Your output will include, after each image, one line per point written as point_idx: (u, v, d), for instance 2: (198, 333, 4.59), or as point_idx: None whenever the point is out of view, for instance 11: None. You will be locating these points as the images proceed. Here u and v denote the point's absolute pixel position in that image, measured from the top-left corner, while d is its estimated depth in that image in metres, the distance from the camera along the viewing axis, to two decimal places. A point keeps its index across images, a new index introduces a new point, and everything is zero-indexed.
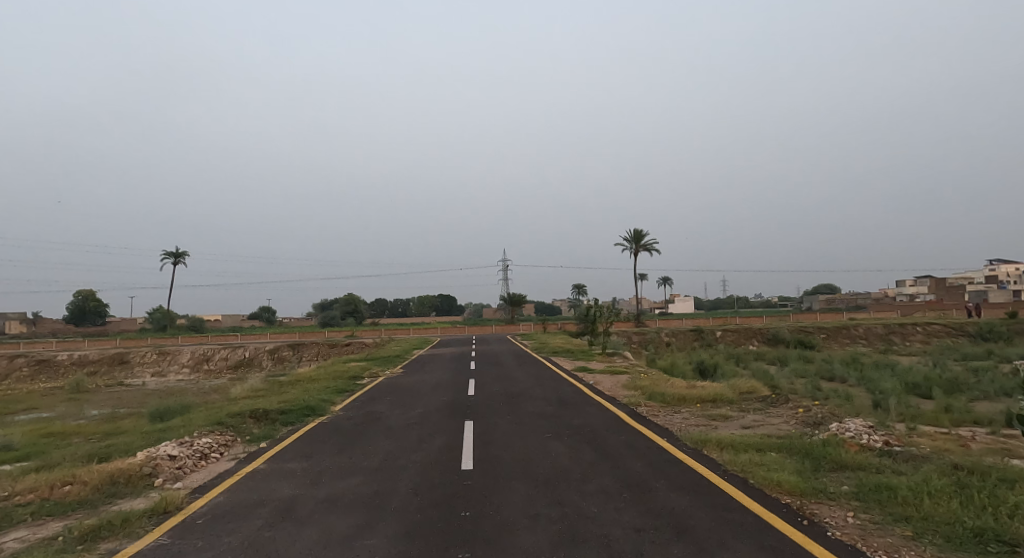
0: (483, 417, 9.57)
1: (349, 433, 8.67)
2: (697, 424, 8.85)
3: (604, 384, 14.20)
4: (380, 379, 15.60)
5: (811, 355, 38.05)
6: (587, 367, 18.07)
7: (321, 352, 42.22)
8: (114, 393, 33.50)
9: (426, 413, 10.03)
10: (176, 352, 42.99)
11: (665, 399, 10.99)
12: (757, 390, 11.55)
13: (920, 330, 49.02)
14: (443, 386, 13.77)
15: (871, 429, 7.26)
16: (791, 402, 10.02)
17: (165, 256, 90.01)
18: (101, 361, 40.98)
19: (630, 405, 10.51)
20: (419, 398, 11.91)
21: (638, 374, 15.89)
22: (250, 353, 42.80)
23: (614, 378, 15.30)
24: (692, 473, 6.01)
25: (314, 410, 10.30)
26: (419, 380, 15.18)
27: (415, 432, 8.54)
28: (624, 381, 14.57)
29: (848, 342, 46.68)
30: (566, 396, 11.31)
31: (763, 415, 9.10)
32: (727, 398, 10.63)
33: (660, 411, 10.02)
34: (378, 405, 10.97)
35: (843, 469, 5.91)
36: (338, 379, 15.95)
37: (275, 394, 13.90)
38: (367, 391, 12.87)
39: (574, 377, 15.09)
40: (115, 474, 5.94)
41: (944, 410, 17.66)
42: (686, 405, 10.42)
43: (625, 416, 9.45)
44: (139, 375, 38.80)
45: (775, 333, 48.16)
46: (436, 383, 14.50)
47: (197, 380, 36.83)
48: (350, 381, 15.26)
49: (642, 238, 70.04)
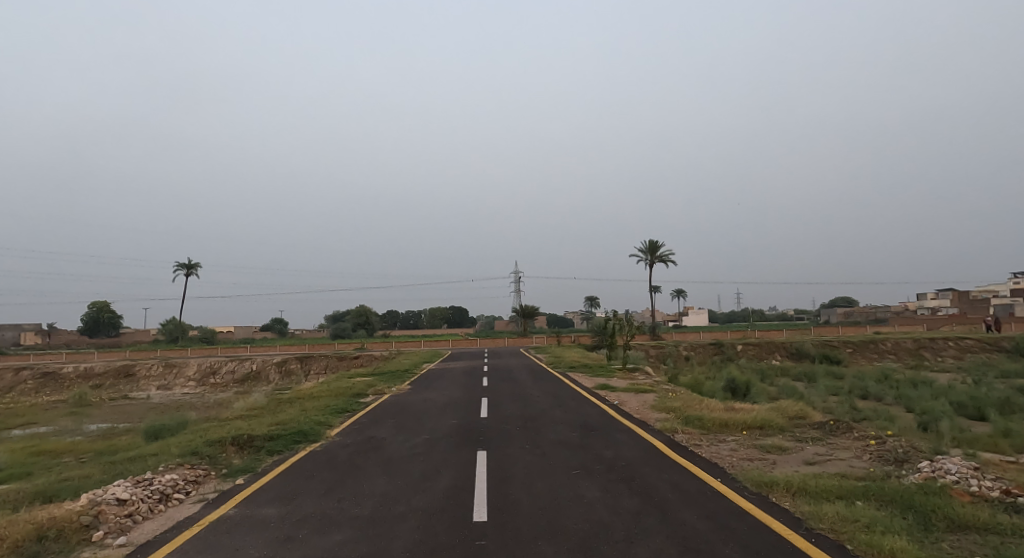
0: (498, 447, 8.33)
1: (342, 465, 7.48)
2: (749, 457, 7.50)
3: (630, 406, 12.87)
4: (385, 397, 14.40)
5: (839, 371, 36.19)
6: (608, 385, 16.73)
7: (330, 366, 41.25)
8: (117, 406, 32.74)
9: (432, 441, 8.81)
10: (183, 365, 42.27)
11: (704, 424, 9.64)
12: (807, 415, 10.15)
13: (952, 345, 46.73)
14: (453, 407, 12.55)
15: (977, 473, 5.87)
16: (855, 431, 8.61)
17: (177, 268, 90.19)
18: (107, 374, 40.33)
19: (665, 433, 9.18)
20: (426, 421, 10.69)
21: (665, 393, 14.54)
22: (257, 366, 41.97)
23: (641, 398, 14.01)
24: (764, 532, 4.71)
25: (306, 436, 9.11)
26: (427, 399, 13.97)
27: (419, 466, 7.31)
28: (652, 402, 13.22)
29: (876, 357, 44.58)
30: (591, 421, 10.03)
31: (827, 448, 7.73)
32: (777, 425, 9.24)
33: (701, 440, 8.67)
34: (380, 429, 9.77)
35: (967, 531, 4.52)
36: (339, 397, 14.79)
37: (269, 414, 12.74)
38: (370, 412, 11.68)
39: (596, 397, 13.77)
40: (44, 526, 4.82)
41: (1002, 434, 16.01)
42: (730, 433, 9.06)
43: (663, 447, 8.13)
44: (144, 388, 38.06)
45: (799, 347, 46.18)
46: (447, 403, 13.28)
47: (202, 394, 35.95)
48: (351, 400, 14.07)
49: (657, 249, 68.54)
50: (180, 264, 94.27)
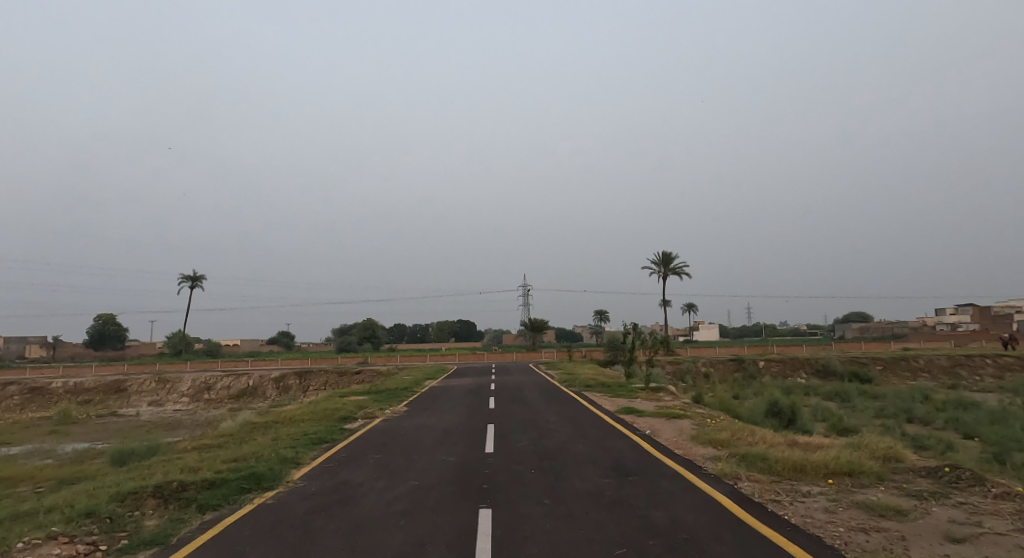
0: (506, 502, 6.18)
1: (292, 532, 5.38)
2: (861, 525, 5.28)
3: (666, 437, 10.69)
4: (375, 423, 12.29)
5: (874, 391, 33.66)
6: (634, 408, 14.49)
7: (330, 382, 39.23)
8: (103, 424, 30.93)
9: (422, 490, 6.70)
10: (177, 380, 40.41)
11: (773, 468, 7.41)
12: (903, 457, 7.91)
13: (990, 362, 43.99)
14: (453, 436, 10.47)
15: None
16: (988, 484, 6.36)
17: (183, 280, 89.53)
18: (97, 389, 38.59)
19: (726, 481, 6.95)
20: (416, 458, 8.56)
21: (703, 421, 12.32)
22: (254, 381, 40.01)
23: (676, 426, 11.85)
24: None
25: (261, 481, 7.03)
26: (425, 425, 11.92)
27: (396, 536, 5.18)
28: (690, 433, 11.01)
29: (908, 376, 41.80)
30: (625, 462, 7.87)
31: (967, 513, 5.49)
32: (875, 472, 7.01)
33: (777, 493, 6.45)
34: (357, 471, 7.68)
35: None
36: (323, 423, 12.73)
37: (233, 443, 10.69)
38: (351, 444, 9.57)
39: (622, 425, 11.56)
40: None
41: None
42: (813, 481, 6.84)
43: (730, 505, 5.93)
44: (135, 405, 36.29)
45: (826, 363, 43.53)
46: (447, 430, 11.23)
47: (194, 411, 34.07)
48: (335, 427, 11.98)
49: (671, 261, 66.51)
50: (183, 275, 93.28)
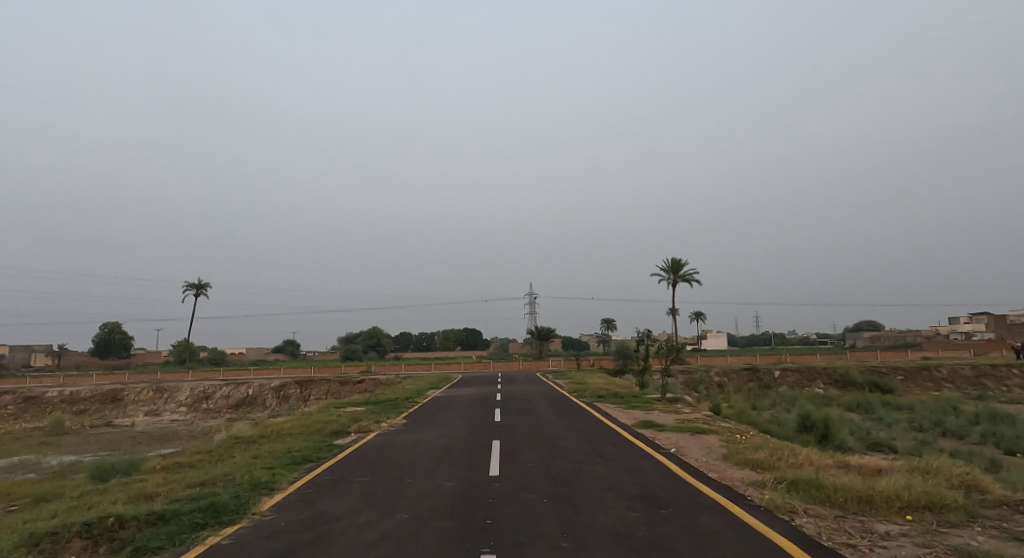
0: (514, 545, 4.98)
1: None
2: None
3: (693, 456, 9.44)
4: (368, 439, 11.13)
5: (898, 402, 32.07)
6: (653, 422, 13.22)
7: (331, 392, 38.10)
8: (97, 435, 29.96)
9: (411, 528, 5.51)
10: (175, 389, 39.42)
11: (833, 498, 6.15)
12: (987, 486, 6.60)
13: (1016, 373, 42.11)
14: (455, 455, 9.31)
15: None
16: None
17: (188, 288, 89.15)
18: (93, 399, 37.75)
19: (783, 516, 5.70)
20: (409, 483, 7.37)
21: (732, 437, 11.04)
22: (254, 390, 38.97)
23: (703, 444, 10.58)
24: None
25: (220, 513, 5.89)
26: (424, 442, 10.77)
27: None
28: (720, 451, 9.76)
29: (931, 387, 40.01)
30: (655, 490, 6.65)
31: None
32: (961, 507, 5.75)
33: (848, 532, 5.20)
34: (338, 502, 6.50)
35: None
36: (311, 438, 11.59)
37: (207, 462, 9.56)
38: (337, 466, 8.39)
39: (643, 443, 10.32)
40: None
41: None
42: (888, 517, 5.58)
43: (796, 551, 4.71)
44: (131, 415, 35.33)
45: (844, 373, 41.83)
46: (448, 447, 10.08)
47: (191, 422, 33.06)
48: (323, 443, 10.85)
49: (680, 268, 65.16)
50: (189, 283, 92.81)
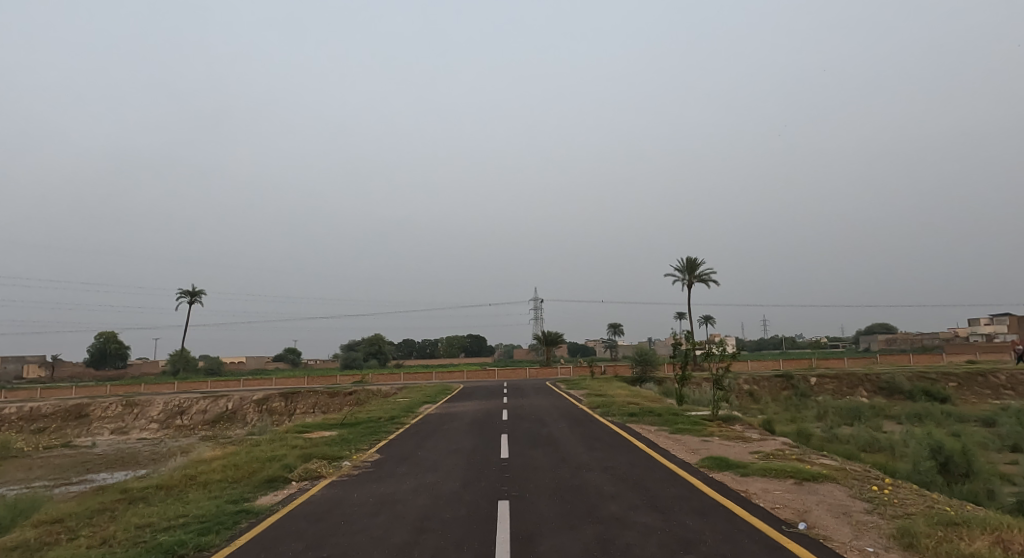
0: None
1: None
2: None
3: (850, 541, 5.41)
4: (309, 499, 7.27)
5: (962, 412, 28.07)
6: (730, 461, 9.14)
7: (318, 405, 34.30)
8: (46, 458, 26.15)
9: None
10: (147, 404, 35.75)
11: None
12: None
13: None
14: (433, 545, 5.32)
15: None
16: None
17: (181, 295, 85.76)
18: (56, 415, 34.21)
19: None
20: None
21: (874, 494, 7.05)
22: (233, 404, 35.20)
23: (835, 506, 6.63)
24: None
25: None
26: (390, 505, 6.83)
27: None
28: (888, 529, 5.71)
29: (990, 395, 35.72)
30: None
31: None
32: None
33: None
34: None
35: None
36: (225, 494, 7.69)
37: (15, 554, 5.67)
38: None
39: (744, 510, 6.30)
40: None
41: None
42: None
43: None
44: (95, 433, 31.64)
45: (889, 379, 37.43)
46: (425, 521, 6.10)
47: (158, 441, 29.30)
48: (235, 505, 6.99)
49: (697, 268, 61.20)
50: (183, 291, 89.39)
